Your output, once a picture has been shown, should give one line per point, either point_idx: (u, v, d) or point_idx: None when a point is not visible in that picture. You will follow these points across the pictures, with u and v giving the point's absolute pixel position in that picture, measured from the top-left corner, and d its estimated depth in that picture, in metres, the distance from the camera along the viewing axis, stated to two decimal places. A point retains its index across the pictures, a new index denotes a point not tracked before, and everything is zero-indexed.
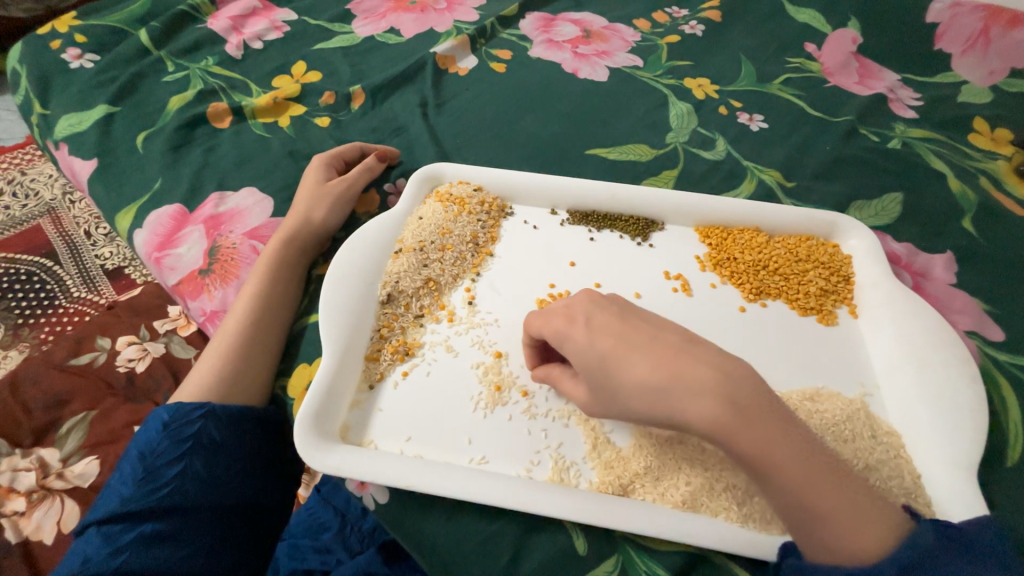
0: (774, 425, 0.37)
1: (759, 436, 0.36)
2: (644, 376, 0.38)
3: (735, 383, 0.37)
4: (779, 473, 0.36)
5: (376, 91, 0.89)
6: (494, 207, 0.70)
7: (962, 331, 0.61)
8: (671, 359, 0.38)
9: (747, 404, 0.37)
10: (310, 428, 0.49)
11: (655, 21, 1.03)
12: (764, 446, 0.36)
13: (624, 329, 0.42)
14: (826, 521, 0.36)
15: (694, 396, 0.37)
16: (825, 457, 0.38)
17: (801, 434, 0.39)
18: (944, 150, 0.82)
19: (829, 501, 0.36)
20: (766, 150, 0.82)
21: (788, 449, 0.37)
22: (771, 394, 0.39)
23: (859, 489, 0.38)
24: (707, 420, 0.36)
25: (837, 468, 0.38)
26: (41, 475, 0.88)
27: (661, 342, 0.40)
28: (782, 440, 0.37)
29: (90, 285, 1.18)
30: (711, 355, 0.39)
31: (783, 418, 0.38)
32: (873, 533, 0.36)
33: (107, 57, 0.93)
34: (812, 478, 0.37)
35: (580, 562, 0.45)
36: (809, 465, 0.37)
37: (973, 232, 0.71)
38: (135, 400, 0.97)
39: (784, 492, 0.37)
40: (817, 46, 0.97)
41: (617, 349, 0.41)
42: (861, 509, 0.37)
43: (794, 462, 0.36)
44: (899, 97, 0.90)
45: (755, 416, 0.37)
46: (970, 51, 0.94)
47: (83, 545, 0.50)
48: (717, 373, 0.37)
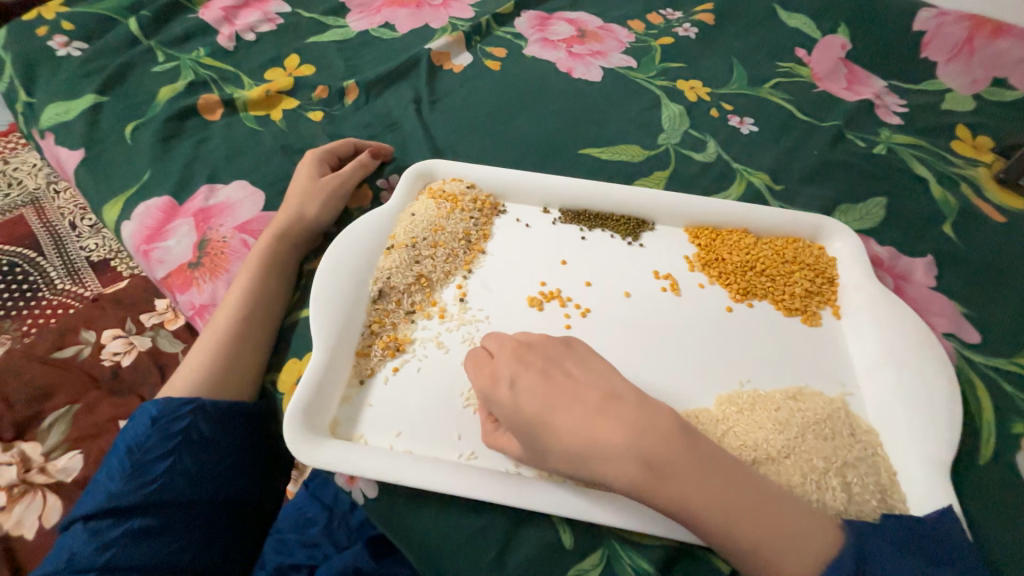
0: (695, 479, 0.39)
1: (677, 490, 0.39)
2: (566, 442, 0.41)
3: (650, 444, 0.39)
4: (702, 520, 0.39)
5: (369, 86, 0.88)
6: (487, 205, 0.70)
7: (940, 333, 0.63)
8: (589, 424, 0.41)
9: (664, 463, 0.39)
10: (300, 422, 0.49)
11: (649, 23, 1.04)
12: (683, 498, 0.39)
13: (546, 388, 0.43)
14: (756, 558, 0.39)
15: (610, 463, 0.39)
16: (759, 496, 0.40)
17: (727, 474, 0.41)
18: (927, 156, 0.84)
19: (758, 539, 0.39)
20: (755, 153, 0.83)
21: (711, 501, 0.39)
22: (693, 448, 0.41)
23: (791, 521, 0.40)
24: (624, 484, 0.39)
25: (767, 501, 0.40)
26: (23, 469, 0.87)
27: (584, 401, 0.42)
28: (703, 487, 0.39)
29: (75, 277, 1.16)
30: (628, 416, 0.41)
31: (705, 465, 0.40)
32: (805, 565, 0.38)
33: (95, 46, 0.91)
34: (739, 517, 0.39)
35: (566, 555, 0.46)
36: (734, 506, 0.39)
37: (953, 237, 0.73)
38: (121, 394, 0.96)
39: (712, 535, 0.39)
40: (808, 52, 0.99)
41: (541, 409, 0.42)
42: (793, 537, 0.39)
43: (715, 509, 0.39)
44: (885, 104, 0.92)
45: (673, 469, 0.39)
46: (955, 59, 0.96)
47: (69, 541, 0.49)
48: (632, 435, 0.40)
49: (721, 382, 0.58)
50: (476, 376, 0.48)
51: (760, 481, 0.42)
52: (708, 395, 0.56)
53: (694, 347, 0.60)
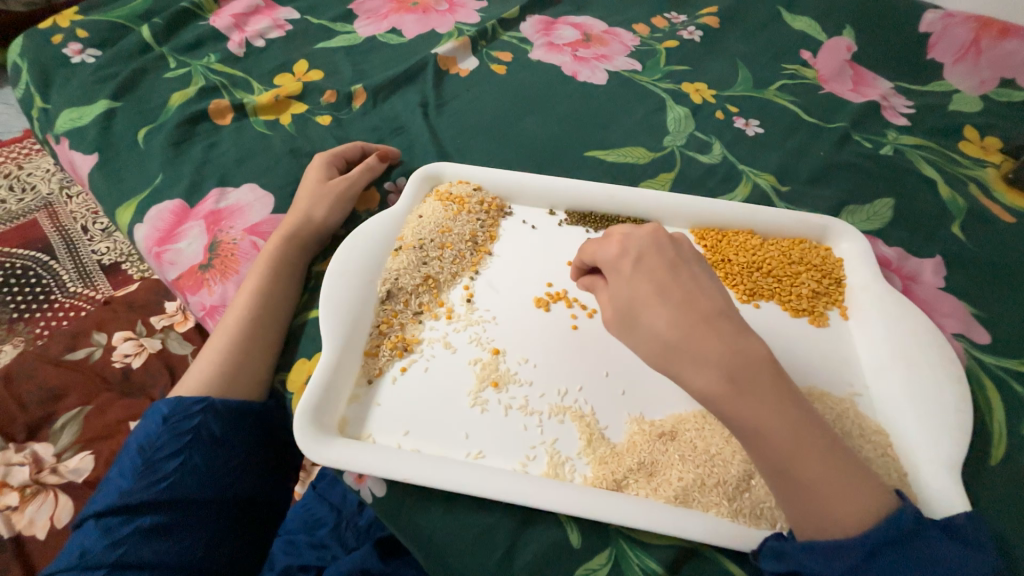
0: (775, 400, 0.40)
1: (755, 404, 0.39)
2: (663, 338, 0.42)
3: (743, 360, 0.40)
4: (768, 442, 0.39)
5: (377, 90, 0.89)
6: (493, 207, 0.71)
7: (950, 334, 0.63)
8: (692, 327, 0.41)
9: (750, 378, 0.40)
10: (310, 420, 0.50)
11: (653, 26, 1.04)
12: (760, 415, 0.39)
13: (661, 287, 0.44)
14: (813, 489, 0.38)
15: (697, 364, 0.40)
16: (828, 439, 0.40)
17: (805, 410, 0.41)
18: (934, 157, 0.83)
19: (815, 475, 0.38)
20: (761, 155, 0.83)
21: (787, 425, 0.39)
22: (782, 374, 0.41)
23: (854, 473, 0.39)
24: (703, 386, 0.40)
25: (835, 447, 0.40)
26: (35, 470, 0.88)
27: (695, 304, 0.43)
28: (780, 412, 0.39)
29: (87, 280, 1.18)
30: (731, 331, 0.41)
31: (787, 394, 0.40)
32: (853, 515, 0.38)
33: (109, 53, 0.93)
34: (802, 451, 0.39)
35: (573, 555, 0.46)
36: (803, 439, 0.39)
37: (962, 237, 0.73)
38: (131, 395, 0.98)
39: (771, 458, 0.39)
40: (813, 54, 0.99)
41: (651, 301, 0.43)
42: (848, 487, 0.38)
43: (785, 433, 0.39)
44: (891, 105, 0.92)
45: (757, 386, 0.40)
46: (961, 61, 0.96)
47: (81, 537, 0.50)
48: (727, 348, 0.40)
49: None
50: (603, 248, 0.49)
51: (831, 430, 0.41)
52: None
53: None
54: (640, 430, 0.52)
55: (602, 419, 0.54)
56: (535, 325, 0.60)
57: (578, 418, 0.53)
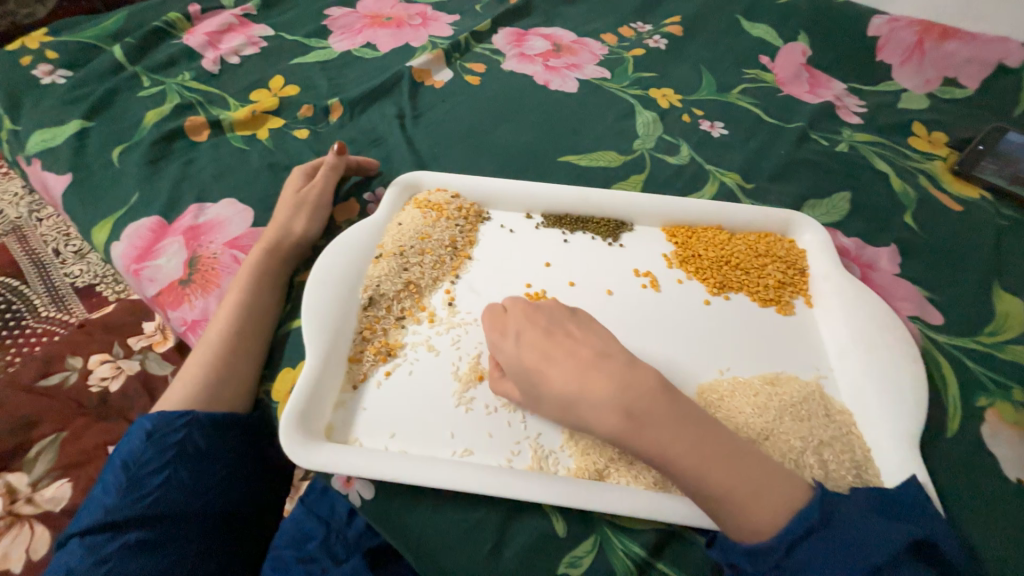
0: (671, 430, 0.43)
1: (654, 435, 0.43)
2: (560, 389, 0.46)
3: (634, 396, 0.44)
4: (675, 465, 0.43)
5: (353, 103, 0.91)
6: (471, 213, 0.73)
7: (906, 316, 0.66)
8: (583, 375, 0.46)
9: (644, 413, 0.44)
10: (296, 427, 0.50)
11: (621, 36, 1.09)
12: (660, 446, 0.43)
13: (545, 344, 0.49)
14: (728, 500, 0.42)
15: (595, 409, 0.44)
16: (732, 448, 0.44)
17: (703, 428, 0.44)
18: (887, 152, 0.88)
19: (725, 486, 0.42)
20: (726, 155, 0.87)
21: (687, 449, 0.43)
22: (675, 403, 0.45)
23: (760, 472, 0.43)
24: (607, 431, 0.44)
25: (736, 453, 0.43)
26: (9, 501, 0.86)
27: (579, 354, 0.48)
28: (679, 435, 0.43)
29: (60, 304, 1.15)
30: (618, 369, 0.46)
31: (683, 417, 0.44)
32: (772, 511, 0.41)
33: (80, 73, 0.93)
34: (709, 464, 0.42)
35: (560, 543, 0.47)
36: (705, 455, 0.43)
37: (914, 226, 0.77)
38: (109, 419, 0.96)
39: (684, 480, 0.43)
40: (771, 59, 1.05)
41: (539, 361, 0.48)
42: (757, 488, 0.42)
43: (689, 453, 0.43)
44: (846, 105, 0.97)
45: (652, 418, 0.43)
46: (908, 62, 1.02)
47: (65, 557, 0.49)
48: (618, 387, 0.44)
49: (702, 371, 0.60)
50: (491, 327, 0.54)
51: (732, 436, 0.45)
52: (690, 385, 0.59)
53: (675, 339, 0.63)
54: None
55: None
56: None
57: None
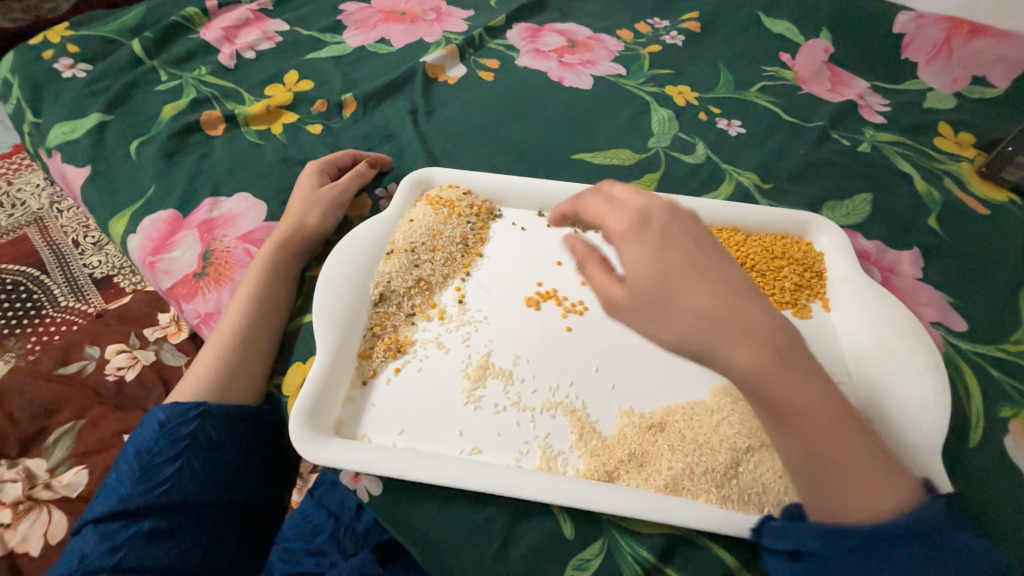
0: (809, 386, 0.38)
1: (794, 381, 0.38)
2: (702, 304, 0.38)
3: (783, 338, 0.38)
4: (805, 423, 0.38)
5: (366, 98, 0.91)
6: (483, 210, 0.72)
7: (929, 322, 0.64)
8: (730, 299, 0.39)
9: (789, 355, 0.38)
10: (305, 422, 0.50)
11: (637, 32, 1.07)
12: (794, 400, 0.38)
13: (694, 258, 0.41)
14: (843, 474, 0.38)
15: (744, 337, 0.37)
16: (859, 427, 0.40)
17: (837, 398, 0.40)
18: (911, 154, 0.86)
19: (849, 460, 0.38)
20: (743, 154, 0.85)
21: (819, 409, 0.38)
22: (814, 361, 0.40)
23: (881, 460, 0.39)
24: (746, 364, 0.37)
25: (863, 434, 0.40)
26: (28, 486, 0.88)
27: (722, 281, 0.40)
28: (813, 391, 0.38)
29: (78, 295, 1.17)
30: (765, 306, 0.40)
31: (822, 379, 0.39)
32: (887, 497, 0.38)
33: (100, 67, 0.94)
34: (830, 428, 0.38)
35: (567, 545, 0.47)
36: (836, 424, 0.38)
37: (939, 229, 0.75)
38: (125, 408, 0.98)
39: (803, 440, 0.39)
40: (791, 56, 1.02)
41: (681, 273, 0.40)
42: (870, 469, 0.38)
43: (822, 418, 0.38)
44: (869, 104, 0.95)
45: (791, 366, 0.38)
46: (935, 60, 0.99)
47: (80, 543, 0.50)
48: (767, 326, 0.39)
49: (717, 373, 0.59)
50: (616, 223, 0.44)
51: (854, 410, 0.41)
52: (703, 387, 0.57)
53: None
54: (631, 423, 0.54)
55: (593, 413, 0.55)
56: (526, 323, 0.61)
57: (569, 412, 0.54)
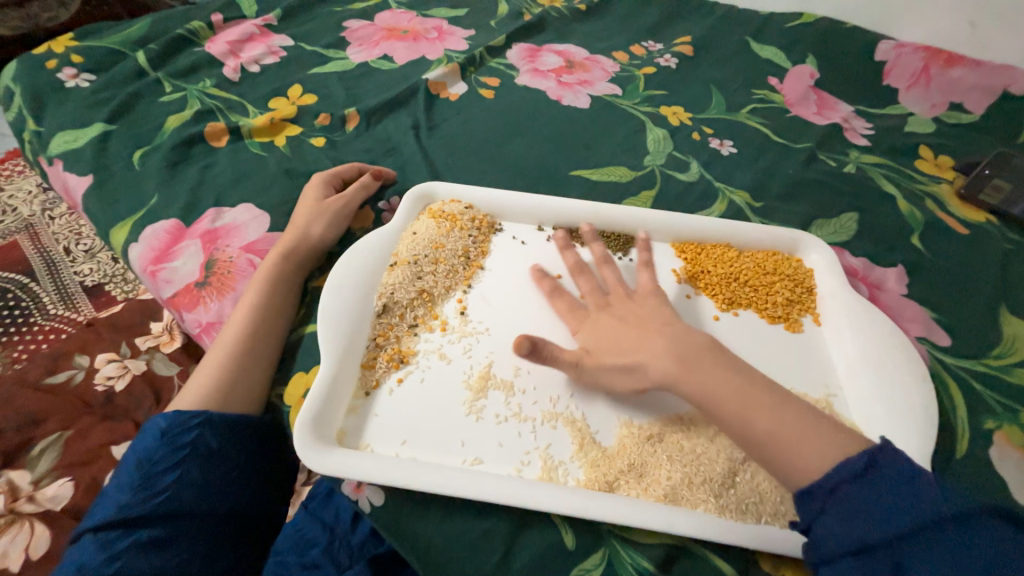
0: (715, 377, 0.49)
1: (709, 378, 0.49)
2: (620, 351, 0.55)
3: (684, 347, 0.52)
4: (721, 408, 0.48)
5: (369, 113, 0.93)
6: (485, 224, 0.74)
7: (914, 337, 0.67)
8: (640, 334, 0.55)
9: (693, 361, 0.50)
10: (309, 432, 0.51)
11: (632, 54, 1.11)
12: (707, 392, 0.48)
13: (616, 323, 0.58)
14: (774, 446, 0.45)
15: (652, 357, 0.52)
16: (780, 399, 0.47)
17: (753, 381, 0.49)
18: (894, 175, 0.90)
19: (773, 429, 0.45)
20: (735, 173, 0.88)
21: (733, 395, 0.48)
22: (725, 358, 0.51)
23: (809, 423, 0.45)
24: (659, 374, 0.51)
25: (786, 405, 0.47)
26: (11, 499, 0.86)
27: (647, 323, 0.56)
28: (728, 384, 0.48)
29: (69, 303, 1.16)
30: (677, 332, 0.54)
31: (733, 371, 0.50)
32: (819, 453, 0.43)
33: (104, 78, 0.95)
34: (753, 408, 0.47)
35: (569, 556, 0.47)
36: (751, 402, 0.47)
37: (922, 248, 0.78)
38: (114, 419, 0.96)
39: (731, 424, 0.47)
40: (779, 80, 1.07)
41: (604, 335, 0.57)
42: (801, 436, 0.45)
43: (738, 401, 0.47)
44: (853, 127, 0.99)
45: (702, 366, 0.50)
46: (914, 86, 1.04)
47: (78, 552, 0.50)
48: (671, 341, 0.53)
49: None
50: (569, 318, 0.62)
51: (784, 393, 0.48)
52: None
53: None
54: (630, 433, 0.55)
55: (593, 424, 0.56)
56: (527, 335, 0.63)
57: (570, 423, 0.55)
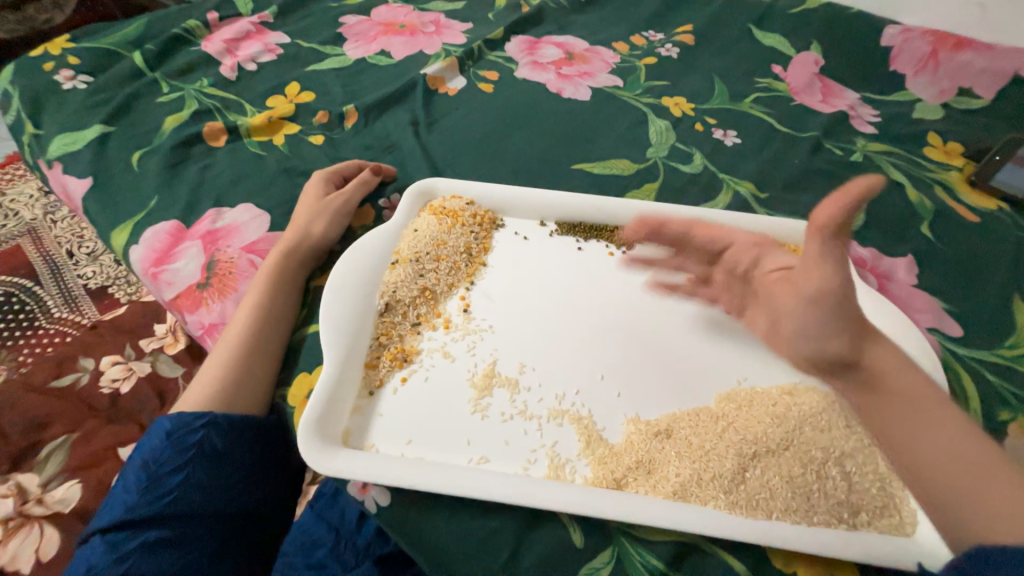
0: (895, 407, 0.46)
1: (888, 401, 0.47)
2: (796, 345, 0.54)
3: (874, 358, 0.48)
4: (886, 439, 0.47)
5: (368, 110, 0.92)
6: (486, 220, 0.73)
7: (925, 328, 0.66)
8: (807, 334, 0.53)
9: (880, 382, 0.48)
10: (313, 433, 0.50)
11: (633, 44, 1.09)
12: (880, 418, 0.47)
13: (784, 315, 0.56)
14: (933, 484, 0.44)
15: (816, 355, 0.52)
16: (974, 452, 0.43)
17: (951, 427, 0.45)
18: (902, 163, 0.88)
19: (939, 474, 0.44)
20: (739, 163, 0.87)
21: (908, 429, 0.46)
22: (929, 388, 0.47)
23: (992, 481, 0.42)
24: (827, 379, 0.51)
25: (978, 460, 0.42)
26: (19, 502, 0.86)
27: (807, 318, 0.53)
28: (916, 422, 0.46)
29: (72, 306, 1.16)
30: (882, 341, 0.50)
31: (926, 405, 0.46)
32: (980, 511, 0.41)
33: (100, 79, 0.94)
34: (941, 436, 0.44)
35: (577, 555, 0.47)
36: (927, 448, 0.44)
37: (932, 236, 0.77)
38: (119, 421, 0.96)
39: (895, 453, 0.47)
40: (784, 68, 1.05)
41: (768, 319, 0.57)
42: (988, 485, 0.41)
43: (917, 438, 0.45)
44: (859, 115, 0.97)
45: (888, 394, 0.47)
46: (922, 71, 1.02)
47: (88, 553, 0.50)
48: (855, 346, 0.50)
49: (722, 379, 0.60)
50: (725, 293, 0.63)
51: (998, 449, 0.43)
52: (709, 394, 0.58)
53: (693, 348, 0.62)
54: (637, 429, 0.54)
55: (600, 421, 0.55)
56: (532, 330, 0.62)
57: (576, 420, 0.55)
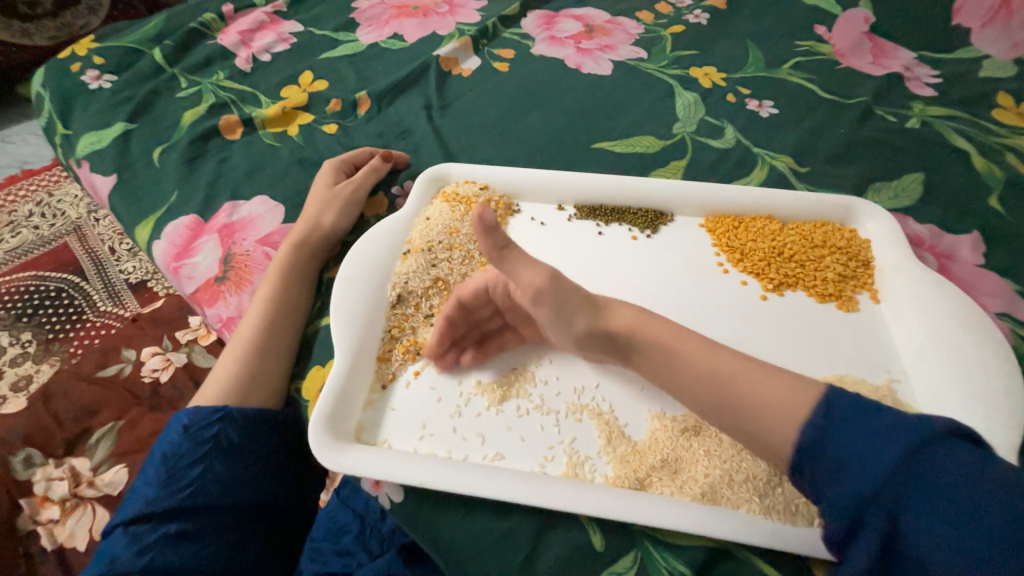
0: (670, 354, 0.45)
1: (651, 354, 0.46)
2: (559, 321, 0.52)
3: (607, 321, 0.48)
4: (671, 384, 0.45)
5: (380, 96, 0.90)
6: (501, 205, 0.70)
7: (993, 313, 0.59)
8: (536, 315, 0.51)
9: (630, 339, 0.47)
10: (324, 428, 0.49)
11: (658, 12, 1.02)
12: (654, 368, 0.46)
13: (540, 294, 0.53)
14: (730, 418, 0.42)
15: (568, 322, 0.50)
16: (755, 370, 0.42)
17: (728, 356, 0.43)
18: (967, 128, 0.78)
19: (733, 404, 0.41)
20: (776, 136, 0.80)
21: (681, 371, 0.44)
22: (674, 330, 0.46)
23: (769, 390, 0.40)
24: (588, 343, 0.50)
25: (757, 376, 0.41)
26: (73, 484, 0.91)
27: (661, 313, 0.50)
28: (682, 358, 0.44)
29: (116, 300, 1.21)
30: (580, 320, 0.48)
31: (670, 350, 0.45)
32: (780, 423, 0.38)
33: (124, 77, 0.96)
34: (686, 366, 0.44)
35: (598, 558, 0.44)
36: (708, 381, 0.43)
37: (1001, 210, 0.68)
38: (160, 409, 1.00)
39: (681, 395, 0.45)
40: (827, 29, 0.95)
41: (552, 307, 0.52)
42: (772, 390, 0.40)
43: (682, 375, 0.44)
44: (916, 76, 0.87)
45: (650, 338, 0.46)
46: (990, 24, 0.91)
47: (109, 545, 0.51)
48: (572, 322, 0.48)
49: None
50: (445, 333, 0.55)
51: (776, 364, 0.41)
52: None
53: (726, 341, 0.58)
54: (661, 426, 0.51)
55: (622, 416, 0.52)
56: None
57: (596, 416, 0.52)
